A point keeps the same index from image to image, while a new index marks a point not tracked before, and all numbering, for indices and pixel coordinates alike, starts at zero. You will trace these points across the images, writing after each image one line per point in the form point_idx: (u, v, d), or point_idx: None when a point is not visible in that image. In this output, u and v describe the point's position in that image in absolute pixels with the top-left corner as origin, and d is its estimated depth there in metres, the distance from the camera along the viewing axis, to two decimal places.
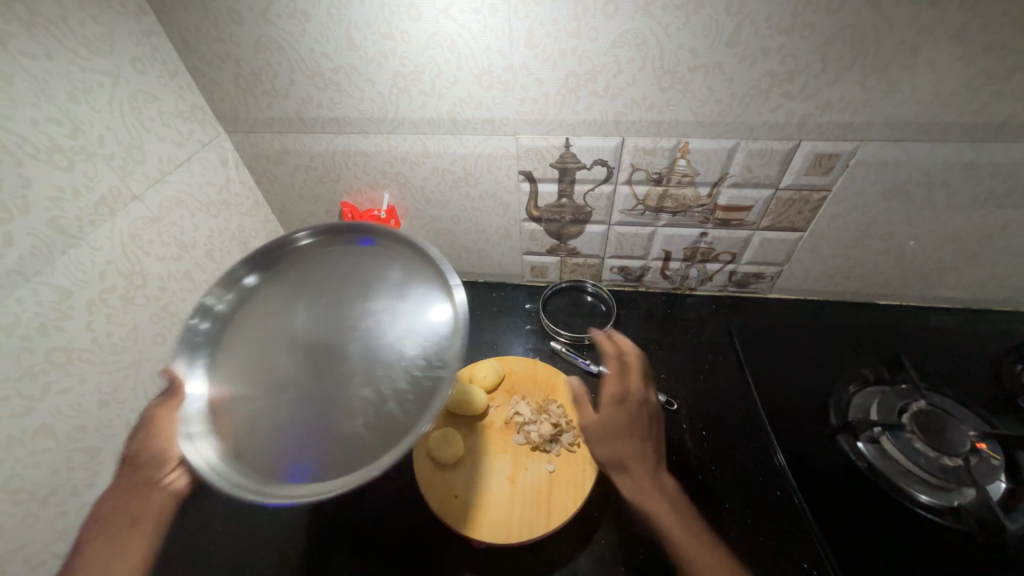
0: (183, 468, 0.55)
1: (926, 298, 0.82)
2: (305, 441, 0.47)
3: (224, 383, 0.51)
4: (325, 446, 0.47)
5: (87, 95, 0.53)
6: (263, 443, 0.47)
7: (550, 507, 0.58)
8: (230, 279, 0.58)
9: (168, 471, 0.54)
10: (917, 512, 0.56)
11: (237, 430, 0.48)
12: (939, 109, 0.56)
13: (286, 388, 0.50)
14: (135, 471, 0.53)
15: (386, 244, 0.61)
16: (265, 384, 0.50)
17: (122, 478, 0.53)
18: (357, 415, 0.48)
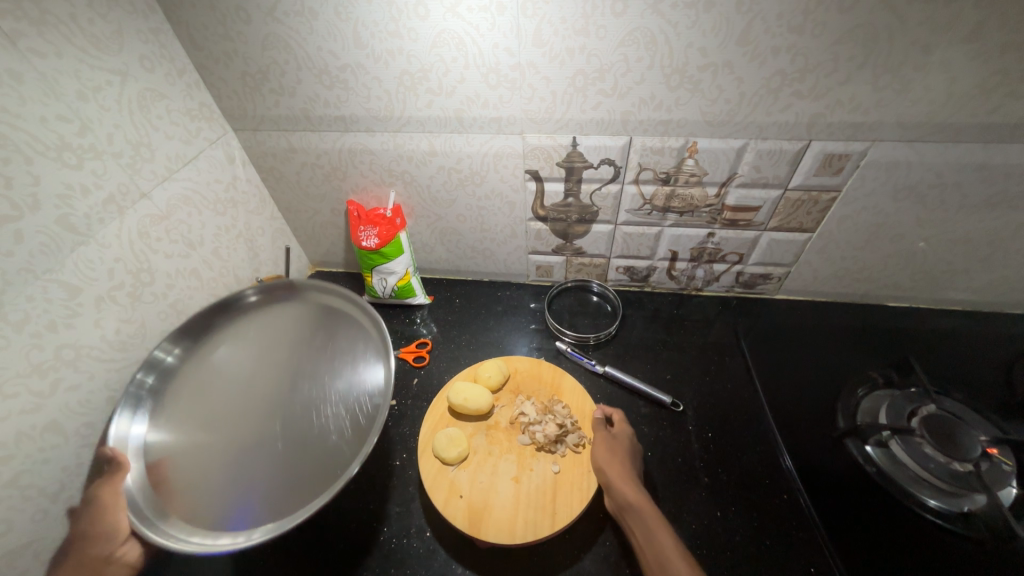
0: (135, 540, 0.53)
1: (935, 300, 0.81)
2: (249, 479, 0.54)
3: (168, 432, 0.57)
4: (263, 491, 0.53)
5: (95, 93, 0.53)
6: (205, 488, 0.53)
7: (555, 509, 0.57)
8: (181, 332, 0.65)
9: (119, 544, 0.52)
10: (927, 517, 0.56)
11: (178, 474, 0.54)
12: (953, 109, 0.55)
13: (231, 438, 0.58)
14: (87, 548, 0.52)
15: (326, 306, 0.73)
16: (209, 434, 0.58)
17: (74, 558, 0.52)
18: (295, 465, 0.56)
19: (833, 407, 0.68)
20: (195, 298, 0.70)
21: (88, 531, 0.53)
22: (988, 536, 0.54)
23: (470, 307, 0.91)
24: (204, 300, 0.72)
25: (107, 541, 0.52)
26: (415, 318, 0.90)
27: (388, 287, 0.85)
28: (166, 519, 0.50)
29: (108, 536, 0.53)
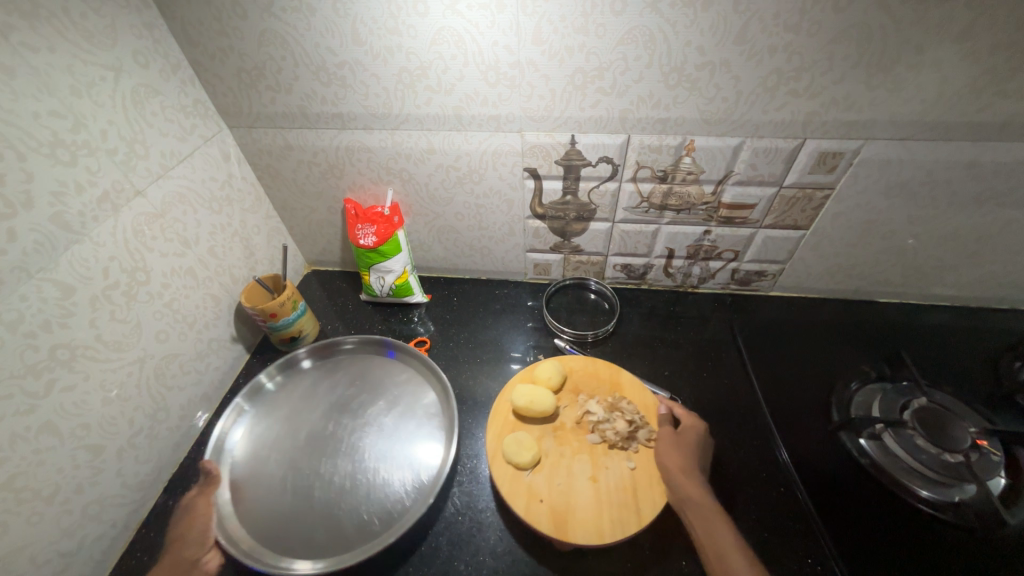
0: (217, 548, 0.59)
1: (925, 296, 0.83)
2: (295, 514, 0.61)
3: (248, 457, 0.67)
4: (309, 528, 0.59)
5: (89, 89, 0.53)
6: (264, 510, 0.61)
7: (639, 506, 0.56)
8: (289, 363, 0.78)
9: (206, 551, 0.59)
10: (920, 508, 0.57)
11: (249, 494, 0.62)
12: (943, 108, 0.57)
13: (293, 470, 0.65)
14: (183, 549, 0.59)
15: (405, 358, 0.78)
16: (277, 466, 0.65)
17: (173, 555, 0.59)
18: (338, 512, 0.60)
19: (827, 401, 0.69)
20: (192, 298, 0.69)
21: (183, 534, 0.61)
22: (978, 525, 0.55)
23: (468, 305, 0.91)
24: (200, 299, 0.71)
25: (198, 545, 0.59)
26: (413, 316, 0.89)
27: (385, 286, 0.85)
28: (227, 531, 0.59)
29: (201, 541, 0.60)
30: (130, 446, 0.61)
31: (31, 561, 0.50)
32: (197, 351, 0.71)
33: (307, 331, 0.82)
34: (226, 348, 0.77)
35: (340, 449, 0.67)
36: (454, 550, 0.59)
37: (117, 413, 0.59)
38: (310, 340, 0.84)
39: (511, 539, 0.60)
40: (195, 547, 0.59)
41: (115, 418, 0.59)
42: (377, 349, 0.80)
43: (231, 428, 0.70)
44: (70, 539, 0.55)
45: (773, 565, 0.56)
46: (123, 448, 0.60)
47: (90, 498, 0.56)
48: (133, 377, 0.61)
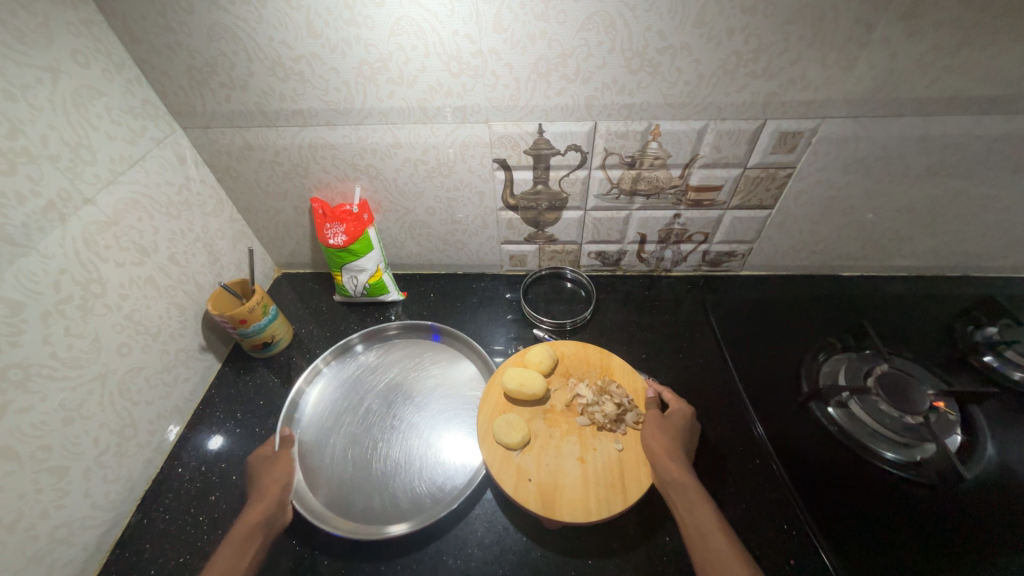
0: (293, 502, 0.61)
1: (884, 267, 0.86)
2: (360, 487, 0.64)
3: (311, 436, 0.69)
4: (367, 498, 0.63)
5: (25, 92, 0.49)
6: (332, 484, 0.64)
7: (625, 486, 0.56)
8: (344, 348, 0.80)
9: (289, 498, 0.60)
10: (886, 469, 0.60)
11: (315, 471, 0.65)
12: (893, 85, 0.59)
13: (357, 445, 0.68)
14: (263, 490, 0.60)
15: (448, 342, 0.82)
16: (339, 442, 0.68)
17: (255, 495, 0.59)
18: (396, 486, 0.64)
19: (796, 373, 0.72)
20: (154, 308, 0.66)
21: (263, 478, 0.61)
22: (939, 482, 0.58)
23: (446, 300, 0.90)
24: (163, 309, 0.68)
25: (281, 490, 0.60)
26: (390, 314, 0.88)
27: (359, 285, 0.84)
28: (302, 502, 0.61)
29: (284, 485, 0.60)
30: (98, 466, 0.59)
31: None
32: (163, 363, 0.68)
33: (280, 336, 0.80)
34: (195, 358, 0.74)
35: (394, 426, 0.70)
36: (445, 540, 0.60)
37: (80, 433, 0.56)
38: (285, 345, 0.82)
39: (498, 529, 0.60)
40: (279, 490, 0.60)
41: (78, 437, 0.56)
42: (428, 334, 0.83)
43: (296, 410, 0.72)
44: (38, 567, 0.52)
45: (752, 534, 0.59)
46: (89, 469, 0.58)
47: (57, 523, 0.54)
48: (95, 393, 0.58)
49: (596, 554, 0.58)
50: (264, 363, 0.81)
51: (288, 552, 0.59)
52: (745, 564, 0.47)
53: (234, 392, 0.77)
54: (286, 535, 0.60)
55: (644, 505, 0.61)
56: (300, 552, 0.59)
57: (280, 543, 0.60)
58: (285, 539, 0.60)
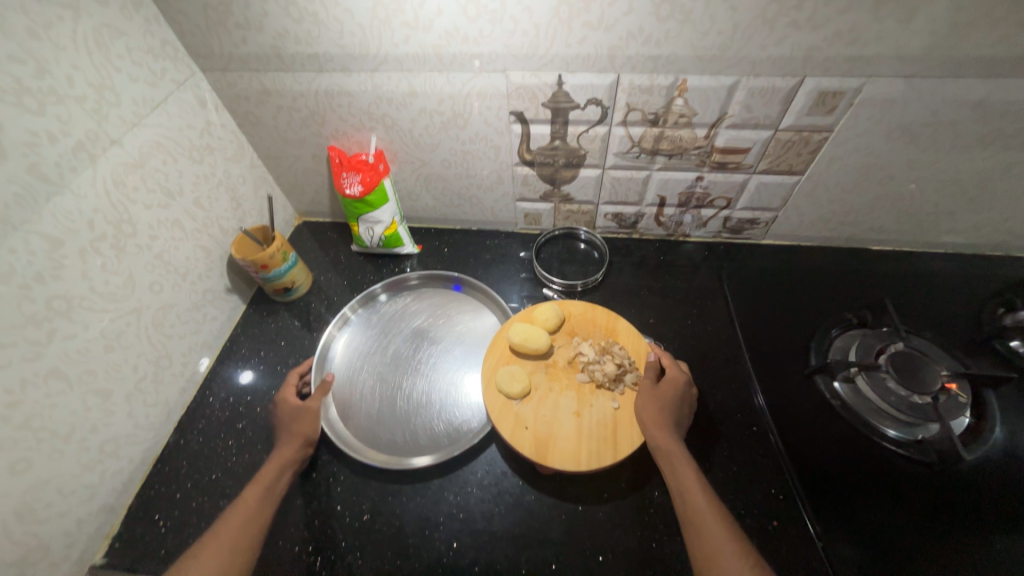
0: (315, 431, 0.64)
1: (919, 243, 0.82)
2: (385, 423, 0.69)
3: (341, 375, 0.73)
4: (391, 431, 0.68)
5: (48, 30, 0.50)
6: (361, 419, 0.69)
7: (617, 441, 0.59)
8: (369, 296, 0.83)
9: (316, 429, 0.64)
10: (884, 445, 0.60)
11: (345, 408, 0.70)
12: (954, 40, 0.53)
13: (383, 385, 0.72)
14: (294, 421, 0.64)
15: (471, 292, 0.84)
16: (367, 383, 0.73)
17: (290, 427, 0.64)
18: (416, 423, 0.68)
19: (806, 346, 0.71)
20: (182, 250, 0.70)
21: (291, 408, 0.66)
22: (937, 461, 0.58)
23: (459, 256, 0.91)
24: (190, 251, 0.71)
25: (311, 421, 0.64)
26: (405, 266, 0.90)
27: (375, 236, 0.85)
28: (340, 434, 0.67)
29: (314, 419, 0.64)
30: (138, 391, 0.65)
31: (58, 490, 0.55)
32: (192, 301, 0.73)
33: (300, 282, 0.83)
34: (222, 299, 0.79)
35: (417, 368, 0.74)
36: (446, 478, 0.65)
37: (121, 360, 0.62)
38: (304, 291, 0.86)
39: (496, 473, 0.64)
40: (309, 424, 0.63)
41: (119, 364, 0.62)
42: (449, 284, 0.85)
43: (328, 352, 0.76)
44: (91, 473, 0.59)
45: (740, 494, 0.62)
46: (130, 393, 0.64)
47: (105, 437, 0.61)
48: (132, 325, 0.63)
49: (587, 501, 0.61)
50: (285, 307, 0.85)
51: (303, 480, 0.65)
52: (726, 528, 0.49)
53: (259, 333, 0.82)
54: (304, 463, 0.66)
55: (637, 461, 0.64)
56: (316, 478, 0.65)
57: None
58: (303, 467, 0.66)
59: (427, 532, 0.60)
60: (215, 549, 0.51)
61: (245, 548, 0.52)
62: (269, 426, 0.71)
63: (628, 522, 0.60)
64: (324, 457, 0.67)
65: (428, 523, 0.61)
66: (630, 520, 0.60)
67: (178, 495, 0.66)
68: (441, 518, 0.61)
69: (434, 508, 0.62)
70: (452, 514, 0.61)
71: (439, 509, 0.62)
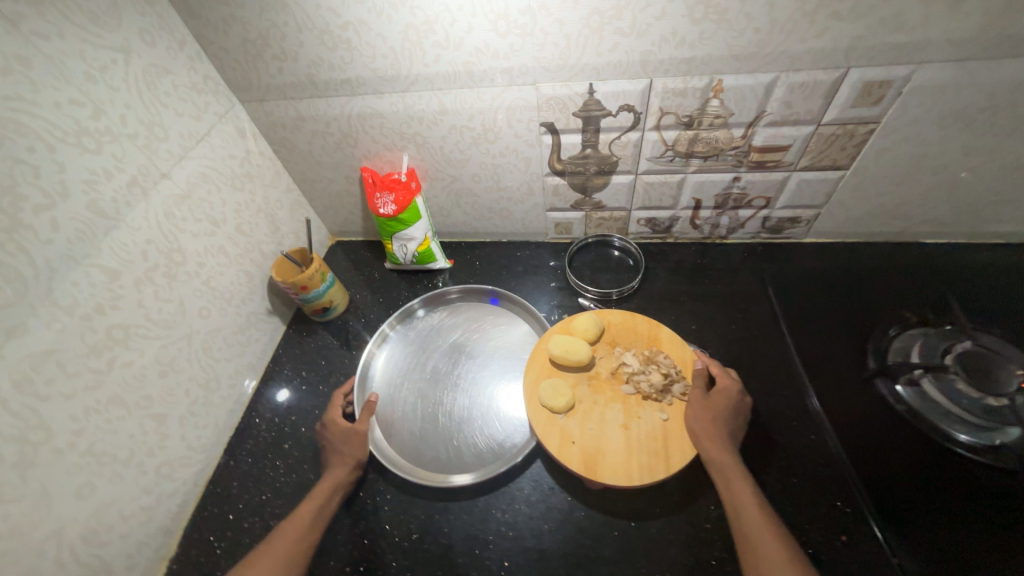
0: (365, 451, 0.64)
1: (977, 233, 0.77)
2: (428, 440, 0.68)
3: (382, 393, 0.74)
4: (434, 449, 0.67)
5: (103, 73, 0.53)
6: (404, 436, 0.69)
7: (669, 455, 0.57)
8: (406, 313, 0.83)
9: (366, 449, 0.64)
10: (957, 453, 0.56)
11: (387, 425, 0.70)
12: (1012, 20, 0.50)
13: (424, 403, 0.72)
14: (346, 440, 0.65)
15: (507, 305, 0.84)
16: (407, 400, 0.73)
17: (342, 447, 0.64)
18: (459, 440, 0.68)
19: (862, 348, 0.67)
20: (226, 275, 0.72)
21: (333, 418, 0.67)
22: (1021, 468, 0.54)
23: (491, 268, 0.91)
24: (234, 276, 0.73)
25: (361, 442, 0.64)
26: (438, 282, 0.90)
27: (408, 253, 0.86)
28: (383, 453, 0.67)
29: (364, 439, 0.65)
30: (190, 414, 0.67)
31: (119, 513, 0.57)
32: (237, 325, 0.75)
33: (337, 302, 0.84)
34: (264, 321, 0.81)
35: (457, 384, 0.73)
36: (493, 495, 0.64)
37: (174, 385, 0.63)
38: (342, 310, 0.87)
39: (543, 488, 0.63)
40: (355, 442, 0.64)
41: (172, 389, 0.63)
42: (484, 297, 0.85)
43: (368, 370, 0.76)
44: (149, 496, 0.61)
45: (802, 507, 0.59)
46: (183, 416, 0.65)
47: (161, 461, 0.62)
48: (183, 351, 0.65)
49: (639, 517, 0.59)
50: (324, 326, 0.87)
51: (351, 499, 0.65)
52: (784, 547, 0.47)
53: (299, 353, 0.84)
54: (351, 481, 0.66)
55: (689, 474, 0.61)
56: (363, 497, 0.65)
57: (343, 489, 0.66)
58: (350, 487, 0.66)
59: (476, 551, 0.59)
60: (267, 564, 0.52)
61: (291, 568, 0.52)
62: (314, 446, 0.72)
63: (684, 538, 0.57)
64: (370, 476, 0.67)
65: (477, 542, 0.60)
66: (688, 537, 0.57)
67: (230, 516, 0.67)
68: (490, 537, 0.60)
69: (482, 527, 0.61)
70: (501, 532, 0.60)
71: (487, 527, 0.61)
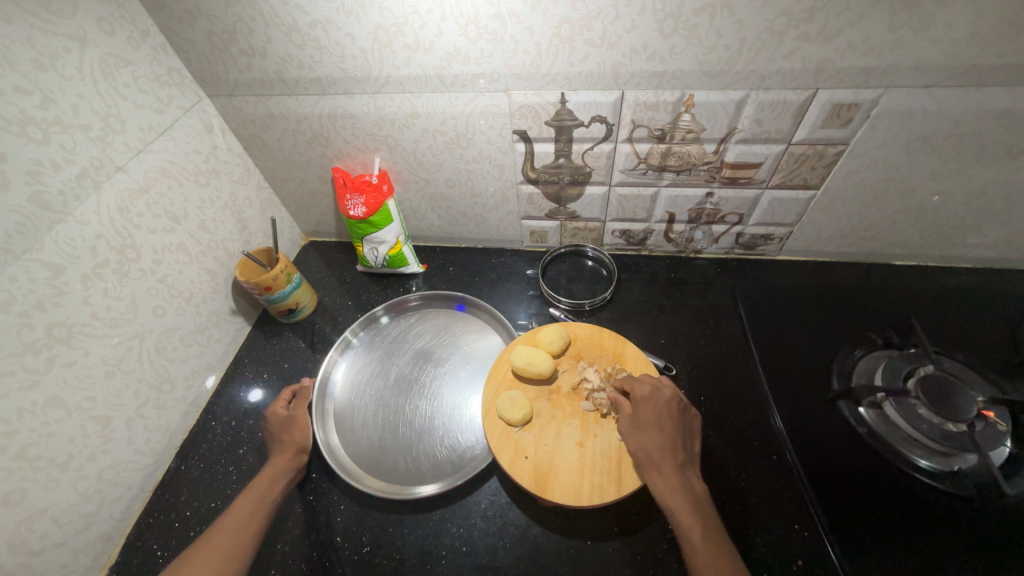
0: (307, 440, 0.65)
1: (945, 258, 0.78)
2: (386, 448, 0.67)
3: (340, 400, 0.72)
4: (392, 458, 0.66)
5: (54, 62, 0.51)
6: (359, 445, 0.67)
7: (621, 475, 0.56)
8: (371, 319, 0.81)
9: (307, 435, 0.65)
10: (916, 477, 0.56)
11: (342, 434, 0.68)
12: (976, 49, 0.50)
13: (385, 410, 0.70)
14: (285, 430, 0.65)
15: (474, 312, 0.83)
16: (366, 407, 0.71)
17: (283, 437, 0.65)
18: (419, 449, 0.66)
19: (827, 369, 0.67)
20: (185, 274, 0.70)
21: (284, 419, 0.67)
22: (974, 494, 0.54)
23: (465, 274, 0.90)
24: (194, 274, 0.71)
25: (300, 430, 0.65)
26: (410, 286, 0.89)
27: (379, 256, 0.84)
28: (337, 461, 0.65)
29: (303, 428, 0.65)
30: (138, 417, 0.64)
31: (53, 520, 0.54)
32: (196, 325, 0.73)
33: (305, 303, 0.82)
34: (227, 321, 0.78)
35: (421, 392, 0.72)
36: (448, 510, 0.62)
37: (122, 386, 0.61)
38: (309, 312, 0.85)
39: (501, 503, 0.62)
40: (300, 434, 0.65)
41: (119, 390, 0.61)
42: (452, 304, 0.84)
43: (329, 375, 0.75)
44: (88, 502, 0.59)
45: (758, 528, 0.58)
46: (131, 419, 0.63)
47: (103, 465, 0.60)
48: (133, 351, 0.63)
49: (596, 536, 0.58)
50: (290, 328, 0.84)
51: (304, 508, 0.63)
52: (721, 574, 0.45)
53: (263, 354, 0.81)
54: (303, 491, 0.64)
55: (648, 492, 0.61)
56: (315, 506, 0.63)
57: (296, 499, 0.64)
58: (303, 495, 0.64)
59: (428, 567, 0.58)
60: (211, 553, 0.52)
61: (238, 553, 0.53)
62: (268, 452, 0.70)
63: (639, 558, 0.56)
64: (324, 485, 0.65)
65: (429, 557, 0.59)
66: (643, 556, 0.56)
67: (177, 524, 0.64)
68: (443, 552, 0.59)
69: (435, 540, 0.60)
70: (454, 547, 0.59)
71: (440, 541, 0.59)
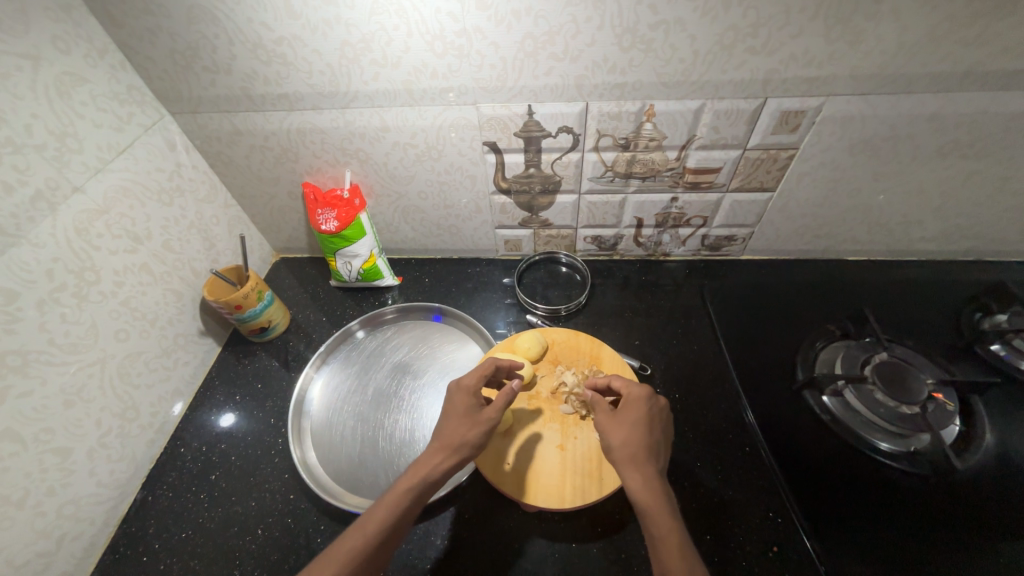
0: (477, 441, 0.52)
1: (893, 252, 0.83)
2: (368, 465, 0.66)
3: (319, 418, 0.71)
4: (373, 474, 0.65)
5: (4, 81, 0.49)
6: (340, 464, 0.66)
7: (601, 475, 0.57)
8: (347, 334, 0.80)
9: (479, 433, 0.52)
10: (878, 459, 0.59)
11: (323, 452, 0.67)
12: (904, 59, 0.55)
13: (364, 427, 0.69)
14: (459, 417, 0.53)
15: (451, 322, 0.83)
16: (345, 423, 0.70)
17: (456, 427, 0.53)
18: (401, 464, 0.66)
19: (792, 361, 0.70)
20: (149, 295, 0.67)
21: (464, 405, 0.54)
22: (931, 472, 0.57)
23: (441, 286, 0.90)
24: (159, 295, 0.69)
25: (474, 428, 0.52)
26: (386, 299, 0.88)
27: (353, 271, 0.84)
28: (318, 480, 0.64)
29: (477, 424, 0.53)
30: (101, 447, 0.61)
31: (8, 563, 0.51)
32: (162, 348, 0.70)
33: (277, 321, 0.81)
34: (194, 342, 0.76)
35: (400, 406, 0.71)
36: (431, 524, 0.61)
37: (82, 415, 0.58)
38: (282, 329, 0.83)
39: (483, 512, 0.62)
40: (472, 428, 0.52)
41: (80, 419, 0.58)
42: (429, 315, 0.84)
43: (306, 394, 0.74)
44: (46, 540, 0.55)
45: (736, 518, 0.60)
46: (93, 449, 0.60)
47: (63, 500, 0.57)
48: (94, 378, 0.60)
49: (579, 538, 0.59)
50: (263, 347, 0.82)
51: (284, 531, 0.62)
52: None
53: (234, 375, 0.79)
54: (284, 511, 0.63)
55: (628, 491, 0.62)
56: (294, 530, 0.62)
57: (276, 522, 0.62)
58: (283, 519, 0.63)
59: None
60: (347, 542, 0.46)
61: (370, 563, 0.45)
62: (242, 475, 0.67)
63: (623, 557, 0.57)
64: (304, 506, 0.64)
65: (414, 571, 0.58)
66: (626, 555, 0.57)
67: (146, 557, 0.61)
68: (427, 565, 0.58)
69: (421, 553, 0.59)
70: (439, 561, 0.58)
71: (425, 555, 0.59)
